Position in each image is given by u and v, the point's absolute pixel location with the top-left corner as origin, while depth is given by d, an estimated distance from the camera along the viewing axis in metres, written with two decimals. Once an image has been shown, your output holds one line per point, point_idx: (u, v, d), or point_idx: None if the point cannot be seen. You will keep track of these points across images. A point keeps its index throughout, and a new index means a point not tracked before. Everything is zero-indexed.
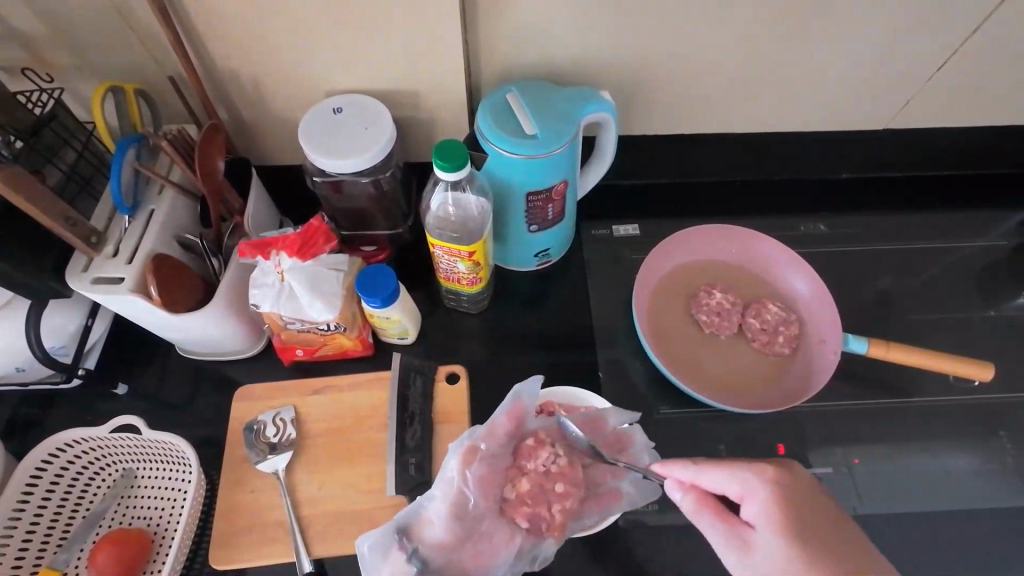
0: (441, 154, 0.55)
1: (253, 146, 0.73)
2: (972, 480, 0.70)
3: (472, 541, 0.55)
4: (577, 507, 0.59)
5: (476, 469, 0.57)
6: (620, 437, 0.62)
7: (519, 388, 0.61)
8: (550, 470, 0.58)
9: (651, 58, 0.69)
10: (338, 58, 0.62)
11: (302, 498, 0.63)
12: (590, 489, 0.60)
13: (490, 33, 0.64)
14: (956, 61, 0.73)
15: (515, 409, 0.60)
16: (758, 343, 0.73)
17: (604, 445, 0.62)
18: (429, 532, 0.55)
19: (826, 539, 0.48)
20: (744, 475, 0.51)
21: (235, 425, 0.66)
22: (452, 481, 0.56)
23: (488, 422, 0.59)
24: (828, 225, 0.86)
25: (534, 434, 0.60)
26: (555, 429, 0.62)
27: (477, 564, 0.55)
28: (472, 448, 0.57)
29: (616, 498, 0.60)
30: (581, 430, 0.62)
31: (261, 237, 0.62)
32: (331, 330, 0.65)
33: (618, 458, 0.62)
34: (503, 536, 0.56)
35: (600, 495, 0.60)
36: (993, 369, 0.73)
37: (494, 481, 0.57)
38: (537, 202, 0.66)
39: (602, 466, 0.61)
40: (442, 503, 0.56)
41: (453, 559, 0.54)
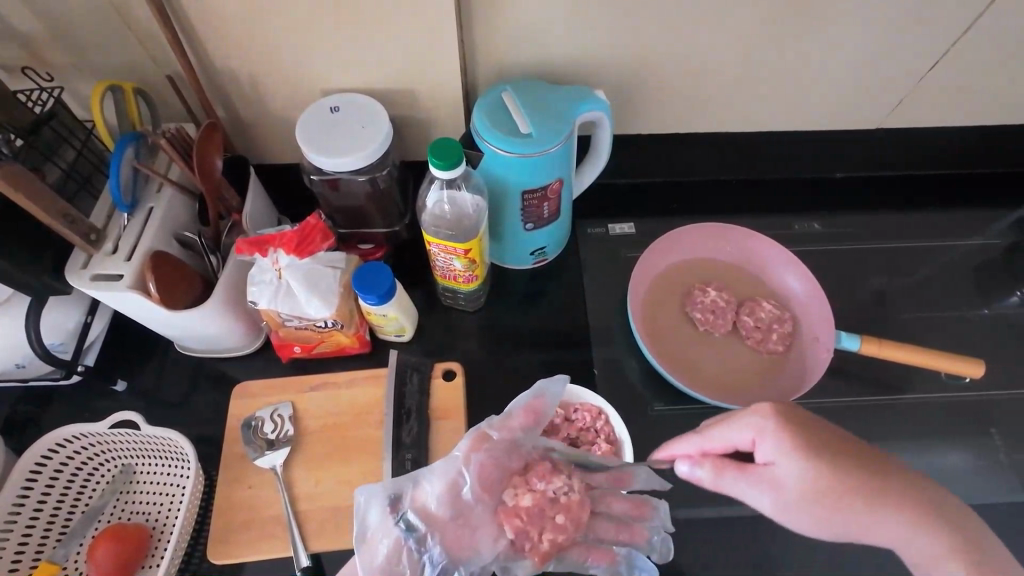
0: (436, 152, 0.56)
1: (251, 146, 0.74)
2: (965, 477, 0.71)
3: (459, 523, 0.55)
4: (565, 543, 0.56)
5: (481, 456, 0.57)
6: (637, 502, 0.61)
7: (543, 386, 0.60)
8: (555, 495, 0.56)
9: (646, 58, 0.69)
10: (337, 58, 0.62)
11: (300, 494, 0.64)
12: (585, 536, 0.58)
13: (487, 33, 0.64)
14: (951, 61, 0.73)
15: (535, 413, 0.60)
16: (752, 341, 0.74)
17: (621, 503, 0.60)
18: (422, 502, 0.56)
19: (845, 452, 0.48)
20: (744, 420, 0.49)
21: (233, 422, 0.67)
22: (455, 463, 0.57)
23: (506, 416, 0.60)
24: (825, 224, 0.87)
25: (551, 457, 0.59)
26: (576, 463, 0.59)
27: (457, 546, 0.55)
28: (484, 436, 0.58)
29: (606, 555, 0.58)
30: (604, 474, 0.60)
31: (259, 235, 0.62)
32: (328, 328, 0.66)
33: (630, 523, 0.60)
34: (488, 533, 0.55)
35: (594, 549, 0.58)
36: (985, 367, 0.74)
37: (495, 475, 0.57)
38: (532, 201, 0.67)
39: (603, 517, 0.59)
40: (441, 482, 0.56)
41: (437, 534, 0.55)
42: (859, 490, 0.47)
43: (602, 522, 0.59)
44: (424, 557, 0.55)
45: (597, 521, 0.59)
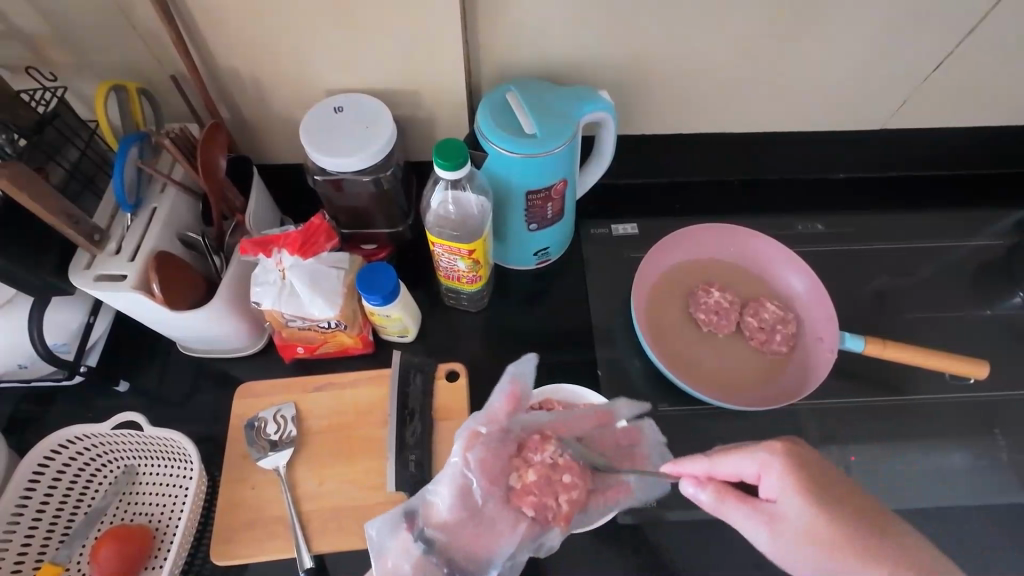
0: (441, 153, 0.56)
1: (254, 145, 0.74)
2: (967, 477, 0.71)
3: (479, 528, 0.55)
4: (583, 497, 0.58)
5: (477, 453, 0.57)
6: (629, 432, 0.64)
7: (517, 369, 0.63)
8: (556, 459, 0.58)
9: (649, 60, 0.69)
10: (341, 58, 0.62)
11: (303, 495, 0.63)
12: (597, 484, 0.60)
13: (490, 34, 0.64)
14: (951, 62, 0.73)
15: (516, 396, 0.61)
16: (755, 342, 0.74)
17: (613, 439, 0.63)
18: (434, 515, 0.56)
19: (848, 500, 0.47)
20: (754, 453, 0.50)
21: (235, 422, 0.67)
22: (455, 469, 0.56)
23: (489, 407, 0.60)
24: (825, 224, 0.87)
25: (540, 429, 0.60)
26: (563, 422, 0.62)
27: (482, 547, 0.55)
28: (476, 433, 0.58)
29: (623, 488, 0.61)
30: (588, 419, 0.62)
31: (262, 235, 0.62)
32: (331, 328, 0.65)
33: (627, 451, 0.63)
34: (509, 523, 0.55)
35: (607, 490, 0.60)
36: (988, 367, 0.73)
37: (497, 467, 0.57)
38: (536, 201, 0.66)
39: (607, 462, 0.61)
40: (448, 492, 0.56)
41: (459, 544, 0.55)
42: (865, 542, 0.45)
43: (609, 467, 0.61)
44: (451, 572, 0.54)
45: (602, 465, 0.61)
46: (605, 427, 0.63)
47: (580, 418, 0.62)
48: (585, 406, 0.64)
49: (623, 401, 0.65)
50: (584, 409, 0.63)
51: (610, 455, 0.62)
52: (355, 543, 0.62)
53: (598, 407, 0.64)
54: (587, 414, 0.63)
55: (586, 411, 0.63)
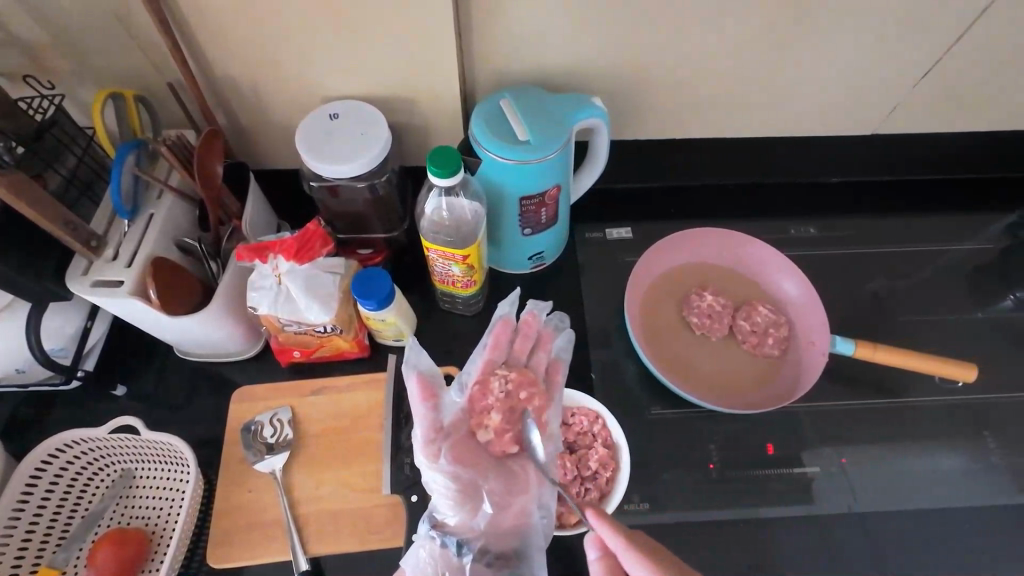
0: (435, 160, 0.56)
1: (250, 152, 0.74)
2: (961, 477, 0.71)
3: (504, 504, 0.58)
4: (552, 399, 0.63)
5: (446, 456, 0.59)
6: (530, 319, 0.66)
7: (413, 361, 0.62)
8: (507, 389, 0.61)
9: (641, 67, 0.70)
10: (336, 66, 0.63)
11: (300, 497, 0.64)
12: (547, 376, 0.64)
13: (484, 41, 0.65)
14: (938, 70, 0.74)
15: (427, 381, 0.61)
16: (748, 345, 0.74)
17: (526, 341, 0.65)
18: (457, 524, 0.58)
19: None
20: None
21: (233, 426, 0.67)
22: (442, 482, 0.57)
23: (418, 416, 0.60)
24: (819, 228, 0.88)
25: (471, 384, 0.62)
26: (488, 363, 0.64)
27: (518, 512, 0.58)
28: (429, 443, 0.59)
29: (560, 363, 0.65)
30: (498, 341, 0.65)
31: (259, 241, 0.63)
32: (327, 332, 0.66)
33: (540, 340, 0.66)
34: (518, 472, 0.60)
35: (552, 378, 0.64)
36: (978, 370, 0.74)
37: (469, 452, 0.60)
38: (530, 207, 0.67)
39: (540, 351, 0.65)
40: (454, 504, 0.58)
41: (497, 527, 0.58)
42: None
43: (544, 354, 0.65)
44: (512, 549, 0.58)
45: (539, 358, 0.65)
46: (518, 335, 0.65)
47: (493, 348, 0.64)
48: (488, 334, 0.65)
49: (503, 302, 0.66)
50: (487, 342, 0.65)
51: (539, 347, 0.65)
52: (351, 545, 0.62)
53: (495, 327, 0.65)
54: (495, 339, 0.65)
55: (490, 339, 0.65)
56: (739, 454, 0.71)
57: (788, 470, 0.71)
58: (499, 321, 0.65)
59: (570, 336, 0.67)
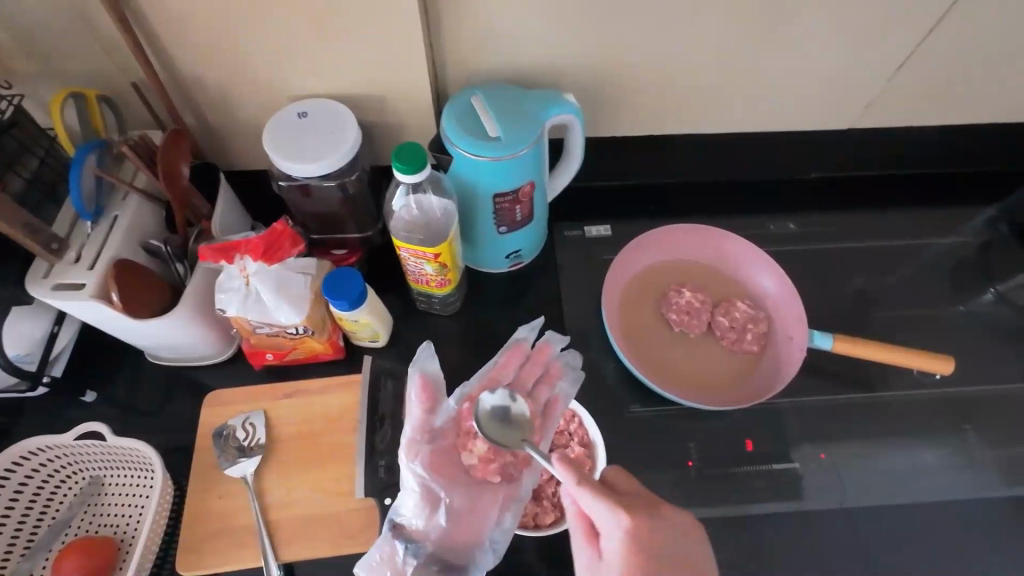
0: (400, 157, 0.53)
1: (220, 153, 0.73)
2: (938, 472, 0.71)
3: (462, 520, 0.58)
4: (545, 435, 0.61)
5: (424, 460, 0.59)
6: (544, 349, 0.66)
7: (419, 361, 0.62)
8: (500, 416, 0.61)
9: (613, 63, 0.69)
10: (302, 65, 0.62)
11: (271, 502, 0.63)
12: (543, 412, 0.63)
13: (453, 38, 0.64)
14: (912, 62, 0.74)
15: (429, 385, 0.61)
16: (726, 341, 0.74)
17: (532, 368, 0.65)
18: (415, 529, 0.57)
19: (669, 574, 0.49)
20: (608, 515, 0.50)
21: (203, 431, 0.66)
22: (412, 485, 0.57)
23: (412, 417, 0.60)
24: (797, 224, 0.87)
25: (466, 397, 0.63)
26: (488, 384, 0.64)
27: (474, 530, 0.58)
28: (412, 442, 0.59)
29: (560, 401, 0.63)
30: (507, 364, 0.65)
31: (224, 241, 0.62)
32: (300, 334, 0.65)
33: (546, 372, 0.65)
34: (485, 497, 0.59)
35: (550, 415, 0.62)
36: (954, 363, 0.73)
37: (447, 463, 0.60)
38: (505, 203, 0.67)
39: (544, 385, 0.64)
40: (420, 509, 0.57)
41: (450, 541, 0.58)
42: None
43: (547, 389, 0.64)
44: (456, 564, 0.57)
45: (542, 392, 0.64)
46: (526, 362, 0.65)
47: (500, 369, 0.64)
48: (498, 355, 0.65)
49: (522, 327, 0.67)
50: (497, 360, 0.65)
51: (544, 380, 0.65)
52: (323, 550, 0.61)
53: (508, 348, 0.66)
54: (504, 361, 0.65)
55: (500, 359, 0.65)
56: (715, 452, 0.71)
57: (766, 467, 0.70)
58: (514, 344, 0.66)
59: (576, 379, 0.65)
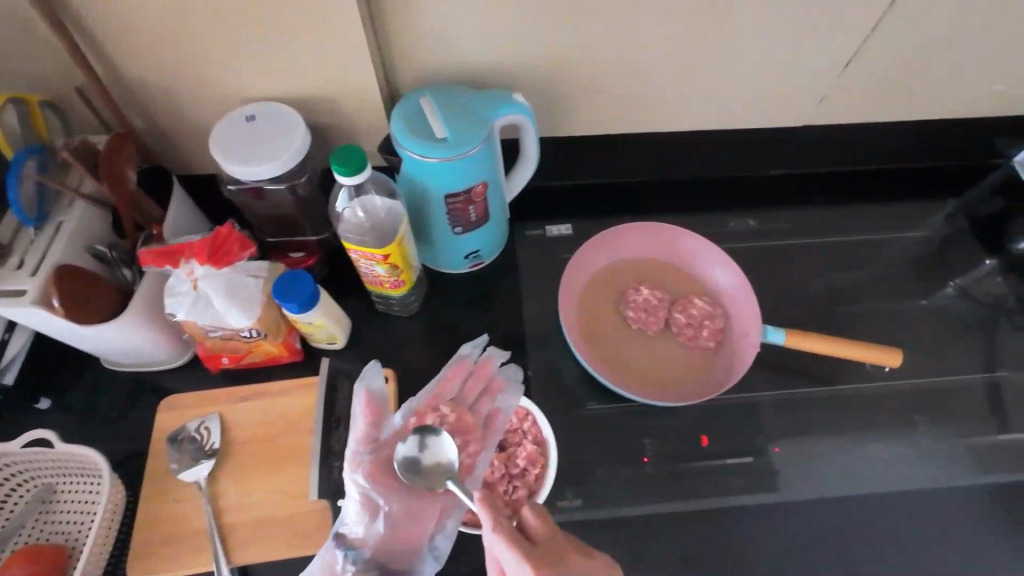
0: (338, 159, 0.53)
1: (174, 157, 0.73)
2: (888, 463, 0.73)
3: (402, 528, 0.59)
4: (485, 448, 0.62)
5: (364, 471, 0.59)
6: (486, 363, 0.67)
7: (365, 378, 0.63)
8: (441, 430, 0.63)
9: (563, 64, 0.70)
10: (248, 68, 0.62)
11: (224, 506, 0.63)
12: (485, 424, 0.64)
13: (401, 40, 0.65)
14: (860, 59, 0.74)
15: (374, 400, 0.62)
16: (683, 338, 0.74)
17: (474, 383, 0.66)
18: (356, 537, 0.57)
19: None
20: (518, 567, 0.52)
21: (158, 435, 0.66)
22: (354, 494, 0.58)
23: (356, 429, 0.61)
24: (757, 221, 0.89)
25: (411, 411, 0.64)
26: (431, 398, 0.65)
27: (414, 538, 0.59)
28: (355, 454, 0.60)
29: (502, 412, 0.64)
30: (450, 380, 0.66)
31: (167, 245, 0.62)
32: (253, 337, 0.65)
33: (489, 387, 0.66)
34: (426, 506, 0.60)
35: (491, 428, 0.63)
36: (902, 354, 0.74)
37: (389, 472, 0.61)
38: (457, 204, 0.67)
39: (486, 398, 0.65)
40: (362, 517, 0.58)
41: (391, 548, 0.58)
42: None
43: (489, 401, 0.65)
44: (396, 570, 0.57)
45: (483, 405, 0.65)
46: (470, 376, 0.66)
47: (444, 385, 0.66)
48: (443, 370, 0.67)
49: (466, 343, 0.68)
50: (441, 376, 0.66)
51: (486, 393, 0.66)
52: (275, 554, 0.61)
53: (453, 364, 0.67)
54: (448, 376, 0.66)
55: (444, 375, 0.66)
56: (670, 448, 0.72)
57: (721, 462, 0.71)
58: (457, 360, 0.67)
59: (520, 389, 0.65)
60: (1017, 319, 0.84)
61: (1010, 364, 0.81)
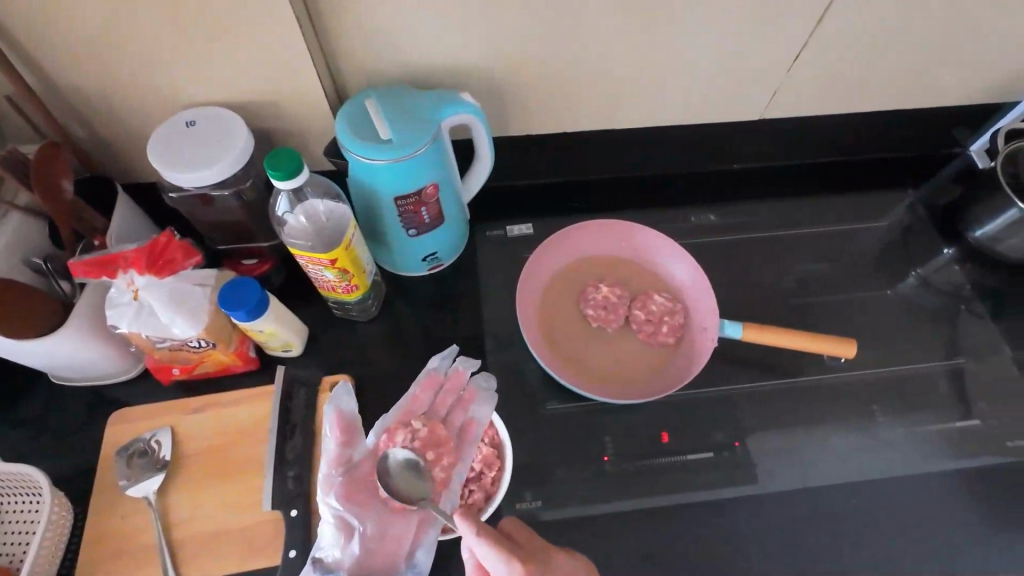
0: (271, 163, 0.52)
1: (119, 166, 0.72)
2: (849, 453, 0.73)
3: (380, 547, 0.58)
4: (459, 461, 0.61)
5: (338, 493, 0.58)
6: (457, 375, 0.66)
7: (333, 401, 0.62)
8: (414, 446, 0.61)
9: (511, 63, 0.69)
10: (186, 73, 0.61)
11: (174, 521, 0.61)
12: (459, 435, 0.63)
13: (343, 41, 0.64)
14: (808, 54, 0.74)
15: (345, 421, 0.61)
16: (643, 334, 0.74)
17: (447, 396, 0.65)
18: (333, 560, 0.57)
19: None
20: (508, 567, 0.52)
21: (107, 450, 0.65)
22: (328, 516, 0.57)
23: (328, 451, 0.60)
24: (717, 215, 0.89)
25: (383, 429, 0.63)
26: (404, 414, 0.64)
27: (392, 556, 0.58)
28: (328, 476, 0.59)
29: (475, 423, 0.63)
30: (421, 394, 0.65)
31: (97, 254, 0.59)
32: (203, 347, 0.64)
33: (461, 399, 0.65)
34: (403, 524, 0.59)
35: (466, 440, 0.62)
36: (856, 344, 0.75)
37: (364, 492, 0.60)
38: (408, 206, 0.66)
39: (458, 410, 0.64)
40: (337, 539, 0.57)
41: (369, 568, 0.57)
42: None
43: (461, 413, 0.64)
44: None
45: (456, 417, 0.64)
46: (442, 389, 0.65)
47: (414, 400, 0.64)
48: (412, 386, 0.65)
49: (434, 356, 0.67)
50: (412, 391, 0.65)
51: (458, 405, 0.65)
52: (227, 567, 0.60)
53: (423, 378, 0.66)
54: (418, 393, 0.65)
55: (414, 391, 0.65)
56: (631, 445, 0.71)
57: (681, 457, 0.71)
58: (428, 374, 0.66)
59: (492, 398, 0.64)
60: (977, 306, 0.84)
61: (971, 351, 0.81)
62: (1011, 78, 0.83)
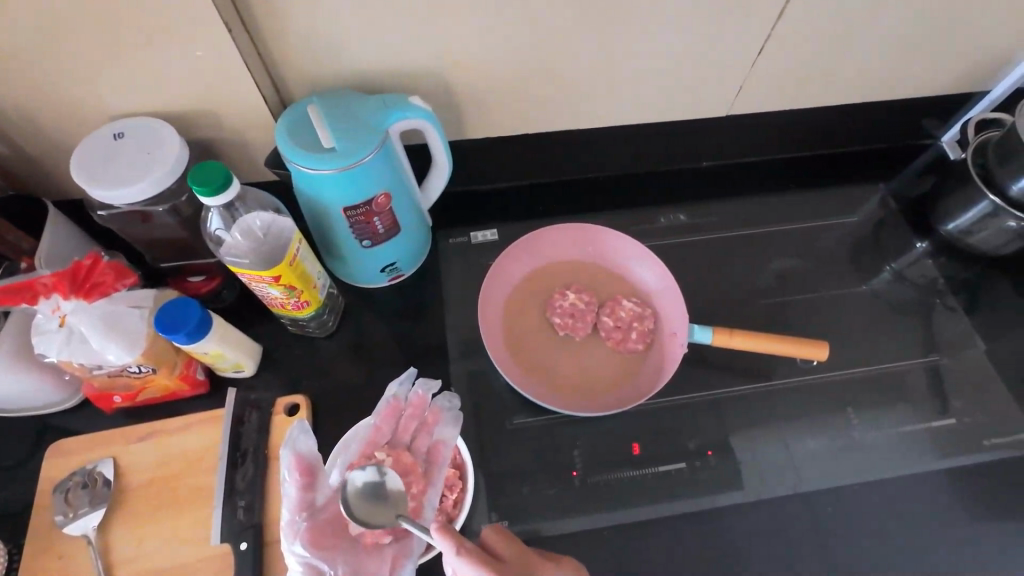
0: (197, 180, 0.50)
1: (50, 181, 0.67)
2: (823, 457, 0.71)
3: None
4: (429, 486, 0.59)
5: (305, 540, 0.54)
6: (418, 399, 0.63)
7: (290, 441, 0.57)
8: (381, 477, 0.59)
9: (464, 65, 0.66)
10: (111, 83, 0.57)
11: (117, 559, 0.58)
12: (427, 460, 0.60)
13: (282, 45, 0.60)
14: (772, 50, 0.73)
15: (305, 462, 0.57)
16: (611, 342, 0.72)
17: (411, 422, 0.62)
18: None
19: None
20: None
21: (44, 485, 0.61)
22: (295, 565, 0.53)
23: (289, 496, 0.56)
24: (686, 215, 0.86)
25: (346, 464, 0.60)
26: (369, 444, 0.61)
27: None
28: (291, 524, 0.55)
29: (442, 444, 0.61)
30: (382, 423, 0.61)
31: (14, 282, 0.56)
32: (144, 372, 0.60)
33: (426, 423, 0.62)
34: (377, 561, 0.56)
35: (433, 464, 0.60)
36: (828, 345, 0.73)
37: (331, 532, 0.56)
38: (360, 217, 0.63)
39: (423, 434, 0.61)
40: None
41: None
42: None
43: (426, 437, 0.61)
44: None
45: (421, 442, 0.61)
46: (405, 415, 0.62)
47: (376, 430, 0.61)
48: (373, 416, 0.62)
49: (393, 382, 0.64)
50: (372, 421, 0.62)
51: (423, 429, 0.62)
52: None
53: (384, 406, 0.62)
54: (379, 422, 0.62)
55: (375, 420, 0.62)
56: (602, 458, 0.69)
57: (653, 468, 0.68)
58: (388, 402, 0.63)
59: (457, 417, 0.62)
60: (951, 300, 0.83)
61: (947, 347, 0.79)
62: (977, 69, 0.82)
